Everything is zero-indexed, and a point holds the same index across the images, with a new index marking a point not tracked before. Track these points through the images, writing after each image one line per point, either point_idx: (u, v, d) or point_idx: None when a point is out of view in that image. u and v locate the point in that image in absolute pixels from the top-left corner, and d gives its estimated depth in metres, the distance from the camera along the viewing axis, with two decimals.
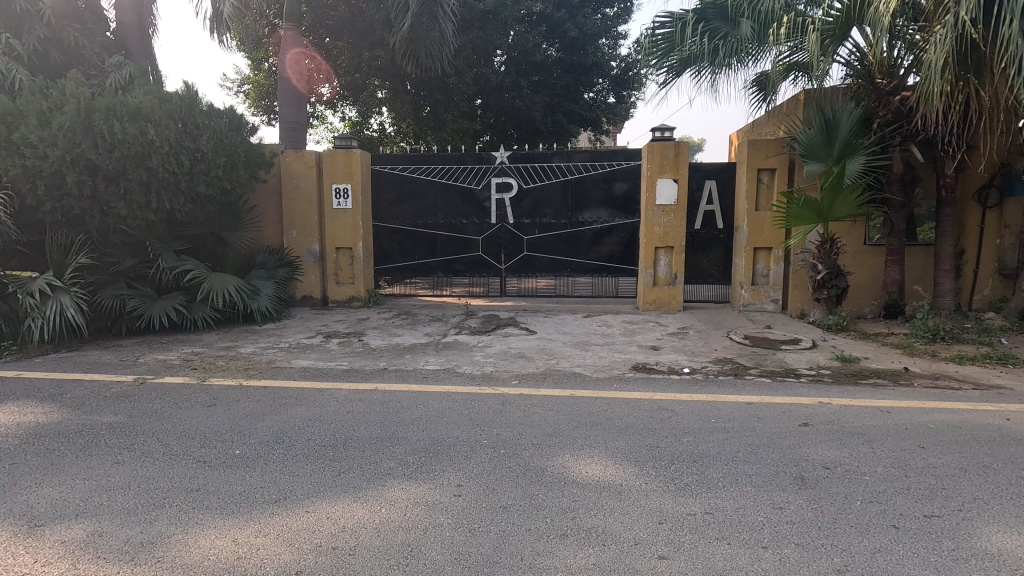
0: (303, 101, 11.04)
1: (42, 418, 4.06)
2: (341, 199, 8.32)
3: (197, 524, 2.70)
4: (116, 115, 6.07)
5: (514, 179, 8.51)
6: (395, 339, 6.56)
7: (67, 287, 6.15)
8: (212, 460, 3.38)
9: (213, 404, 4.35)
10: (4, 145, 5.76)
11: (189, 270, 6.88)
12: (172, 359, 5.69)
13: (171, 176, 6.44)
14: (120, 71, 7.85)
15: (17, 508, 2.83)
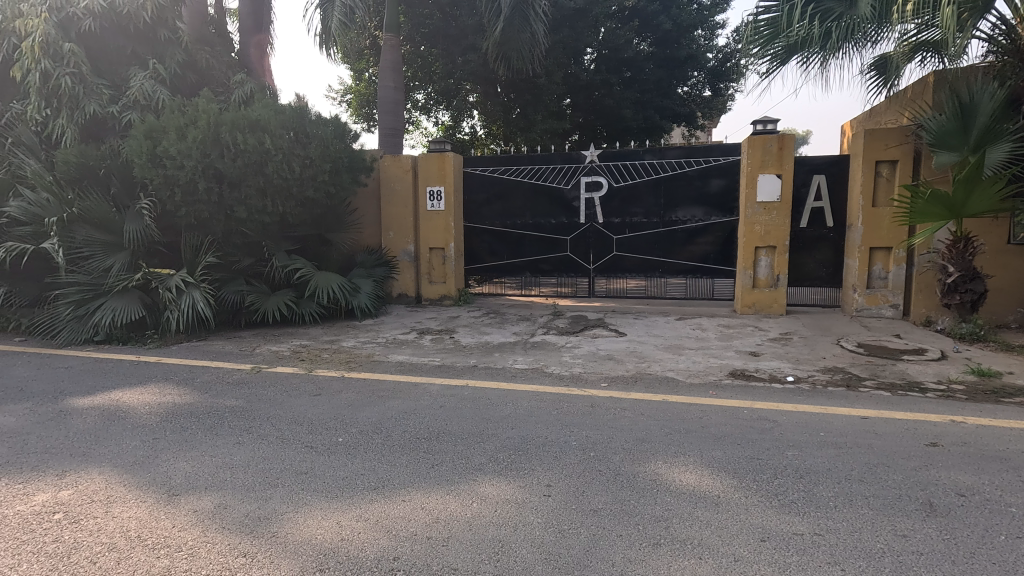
0: (400, 108, 11.58)
1: (178, 399, 4.58)
2: (435, 201, 8.62)
3: (306, 505, 2.90)
4: (239, 127, 6.69)
5: (605, 177, 8.38)
6: (485, 337, 6.70)
7: (198, 283, 6.80)
8: (319, 446, 3.63)
9: (319, 393, 4.68)
10: (149, 158, 6.55)
11: (299, 269, 7.44)
12: (283, 350, 6.19)
13: (285, 182, 7.00)
14: (243, 88, 8.67)
15: (158, 478, 3.21)
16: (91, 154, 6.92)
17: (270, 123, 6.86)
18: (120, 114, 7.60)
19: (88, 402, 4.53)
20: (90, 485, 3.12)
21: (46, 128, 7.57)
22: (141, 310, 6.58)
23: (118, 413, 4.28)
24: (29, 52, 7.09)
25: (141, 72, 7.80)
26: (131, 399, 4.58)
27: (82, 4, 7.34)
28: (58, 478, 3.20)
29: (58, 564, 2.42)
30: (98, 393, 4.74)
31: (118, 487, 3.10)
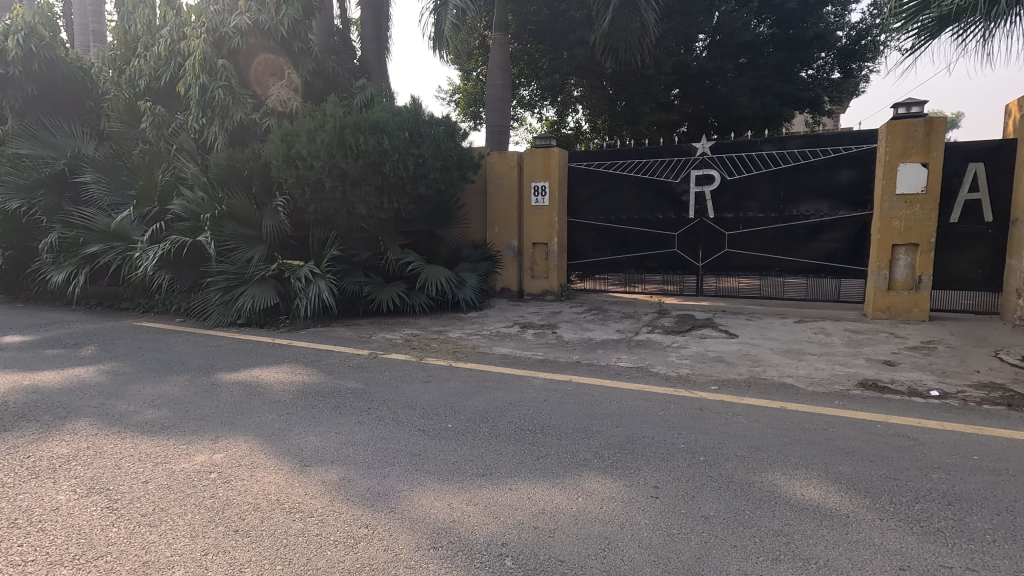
0: (507, 105, 11.80)
1: (308, 378, 5.05)
2: (540, 196, 8.69)
3: (420, 484, 3.07)
4: (361, 129, 7.18)
5: (717, 170, 7.97)
6: (587, 333, 6.66)
7: (323, 274, 7.39)
8: (430, 430, 3.82)
9: (429, 380, 4.94)
10: (285, 159, 7.24)
11: (411, 262, 7.85)
12: (396, 338, 6.57)
13: (400, 180, 7.42)
14: (365, 92, 9.30)
15: (293, 449, 3.56)
16: (237, 157, 7.78)
17: (388, 124, 7.30)
18: (261, 120, 8.46)
19: (234, 377, 5.14)
20: (238, 451, 3.53)
21: (202, 136, 8.63)
22: (275, 297, 7.30)
23: (258, 388, 4.81)
24: (191, 69, 8.11)
25: (279, 82, 8.63)
26: (268, 377, 5.13)
27: (233, 24, 8.27)
28: (213, 442, 3.66)
29: (215, 517, 2.76)
30: (242, 370, 5.35)
31: (260, 454, 3.48)
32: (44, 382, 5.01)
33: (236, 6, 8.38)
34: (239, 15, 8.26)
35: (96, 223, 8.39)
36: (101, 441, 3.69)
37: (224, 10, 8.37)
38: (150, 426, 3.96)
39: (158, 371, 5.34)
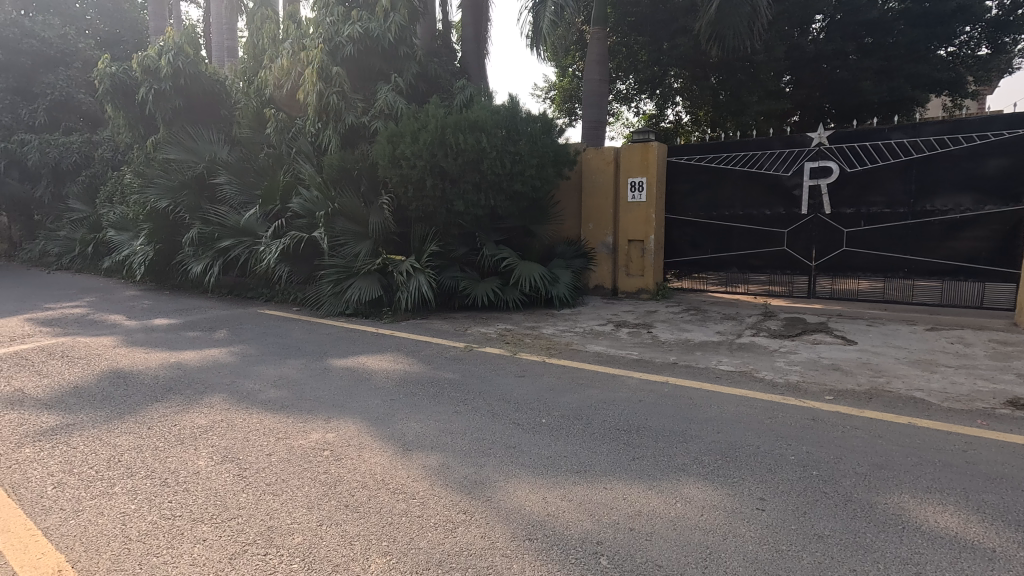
0: (604, 99, 11.62)
1: (408, 367, 5.31)
2: (637, 192, 8.48)
3: (515, 476, 3.13)
4: (461, 129, 7.41)
5: (836, 162, 7.35)
6: (686, 334, 6.41)
7: (423, 268, 7.72)
8: (524, 424, 3.87)
9: (523, 375, 5.00)
10: (390, 159, 7.64)
11: (505, 258, 7.99)
12: (490, 332, 6.71)
13: (496, 177, 7.56)
14: (465, 92, 9.57)
15: (396, 433, 3.75)
16: (348, 159, 8.32)
17: (486, 123, 7.48)
18: (369, 123, 8.98)
19: (343, 363, 5.51)
20: (347, 432, 3.79)
21: (317, 139, 9.32)
22: (379, 290, 7.74)
23: (364, 374, 5.12)
24: (310, 78, 8.79)
25: (386, 86, 9.11)
26: (373, 364, 5.44)
27: (346, 33, 8.85)
28: (326, 422, 3.96)
29: (328, 491, 2.99)
30: (351, 357, 5.73)
31: (367, 436, 3.71)
32: (186, 360, 5.67)
33: (349, 17, 8.95)
34: (352, 25, 8.84)
35: (228, 220, 9.34)
36: (232, 415, 4.11)
37: (338, 21, 8.98)
38: (272, 404, 4.35)
39: (279, 355, 5.86)
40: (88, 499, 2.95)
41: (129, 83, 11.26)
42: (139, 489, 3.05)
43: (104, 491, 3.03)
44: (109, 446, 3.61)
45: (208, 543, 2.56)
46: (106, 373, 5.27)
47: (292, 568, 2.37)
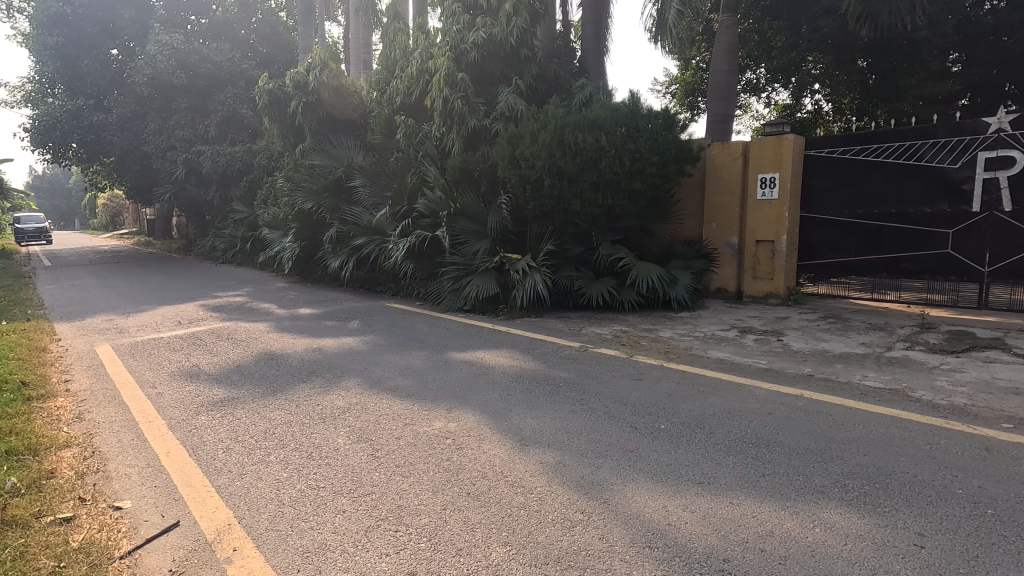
0: (733, 91, 10.96)
1: (524, 364, 5.41)
2: (768, 189, 7.88)
3: (633, 481, 3.05)
4: (580, 127, 7.40)
5: (1020, 151, 6.35)
6: (822, 344, 5.85)
7: (539, 267, 7.80)
8: (642, 429, 3.76)
9: (640, 378, 4.87)
10: (510, 161, 7.84)
11: (622, 258, 7.85)
12: (605, 333, 6.63)
13: (615, 175, 7.43)
14: (584, 91, 9.51)
15: (513, 428, 3.84)
16: (470, 160, 8.65)
17: (606, 121, 7.40)
18: (490, 125, 9.27)
19: (462, 356, 5.75)
20: (468, 422, 3.95)
21: (442, 142, 9.81)
22: (496, 287, 7.96)
23: (482, 368, 5.31)
24: (437, 85, 9.27)
25: (508, 89, 9.35)
26: (490, 360, 5.62)
27: (470, 39, 9.22)
28: (448, 412, 4.16)
29: (451, 478, 3.13)
30: (469, 351, 5.97)
31: (486, 428, 3.84)
32: (326, 347, 6.25)
33: (474, 24, 9.33)
34: (476, 31, 9.21)
35: (362, 220, 10.16)
36: (366, 399, 4.47)
37: (464, 29, 9.38)
38: (399, 391, 4.66)
39: (404, 345, 6.26)
40: (250, 465, 3.37)
41: (282, 98, 12.66)
42: (290, 459, 3.42)
43: (262, 459, 3.44)
44: (266, 419, 4.09)
45: (347, 514, 2.80)
46: (261, 354, 5.99)
47: (419, 546, 2.52)
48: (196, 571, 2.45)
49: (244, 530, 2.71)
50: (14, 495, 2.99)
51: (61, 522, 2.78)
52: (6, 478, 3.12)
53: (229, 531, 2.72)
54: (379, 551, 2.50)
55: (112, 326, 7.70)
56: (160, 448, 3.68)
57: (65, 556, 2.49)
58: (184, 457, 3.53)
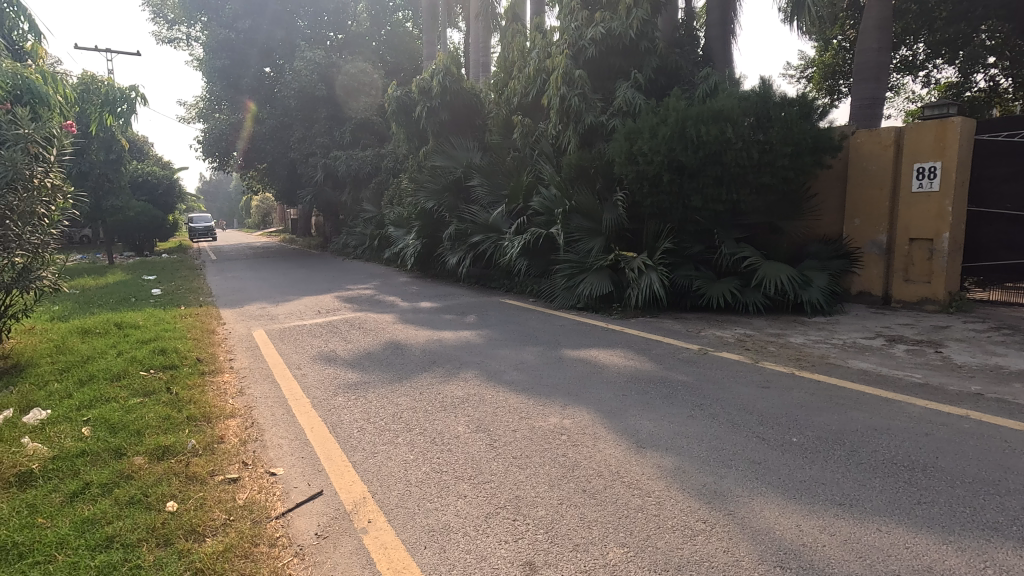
0: (884, 71, 9.79)
1: (639, 365, 5.28)
2: (926, 180, 6.96)
3: (762, 495, 2.86)
4: (704, 120, 7.06)
5: None
6: (994, 359, 5.05)
7: (655, 266, 7.56)
8: (770, 440, 3.51)
9: (767, 386, 4.53)
10: (627, 156, 7.68)
11: (748, 257, 7.36)
12: (727, 337, 6.26)
13: (741, 169, 6.99)
14: (708, 81, 9.03)
15: (629, 428, 3.77)
16: (586, 157, 8.60)
17: (733, 112, 6.98)
18: (607, 121, 9.13)
19: (576, 354, 5.74)
20: (582, 420, 3.95)
21: (557, 141, 9.85)
22: (610, 285, 7.84)
23: (596, 367, 5.26)
24: (554, 83, 9.32)
25: (626, 83, 9.15)
26: (605, 359, 5.55)
27: (589, 36, 9.18)
28: (562, 408, 4.19)
29: (566, 473, 3.15)
30: (582, 349, 5.96)
31: (601, 427, 3.81)
32: (445, 339, 6.57)
33: (593, 19, 9.25)
34: (595, 27, 9.14)
35: (479, 218, 10.52)
36: (483, 391, 4.63)
37: (583, 25, 9.34)
38: (515, 385, 4.77)
39: (518, 340, 6.40)
40: (381, 445, 3.65)
41: (408, 103, 13.46)
42: (415, 443, 3.65)
43: (392, 440, 3.71)
44: (393, 404, 4.40)
45: (469, 499, 2.93)
46: (388, 343, 6.45)
47: (537, 538, 2.57)
48: (338, 536, 2.70)
49: (377, 504, 2.94)
50: (194, 455, 3.51)
51: (229, 481, 3.21)
52: (188, 440, 3.67)
53: (364, 503, 2.97)
54: (498, 538, 2.59)
55: (265, 313, 8.72)
56: (305, 424, 4.11)
57: (233, 510, 2.87)
58: (325, 433, 3.92)
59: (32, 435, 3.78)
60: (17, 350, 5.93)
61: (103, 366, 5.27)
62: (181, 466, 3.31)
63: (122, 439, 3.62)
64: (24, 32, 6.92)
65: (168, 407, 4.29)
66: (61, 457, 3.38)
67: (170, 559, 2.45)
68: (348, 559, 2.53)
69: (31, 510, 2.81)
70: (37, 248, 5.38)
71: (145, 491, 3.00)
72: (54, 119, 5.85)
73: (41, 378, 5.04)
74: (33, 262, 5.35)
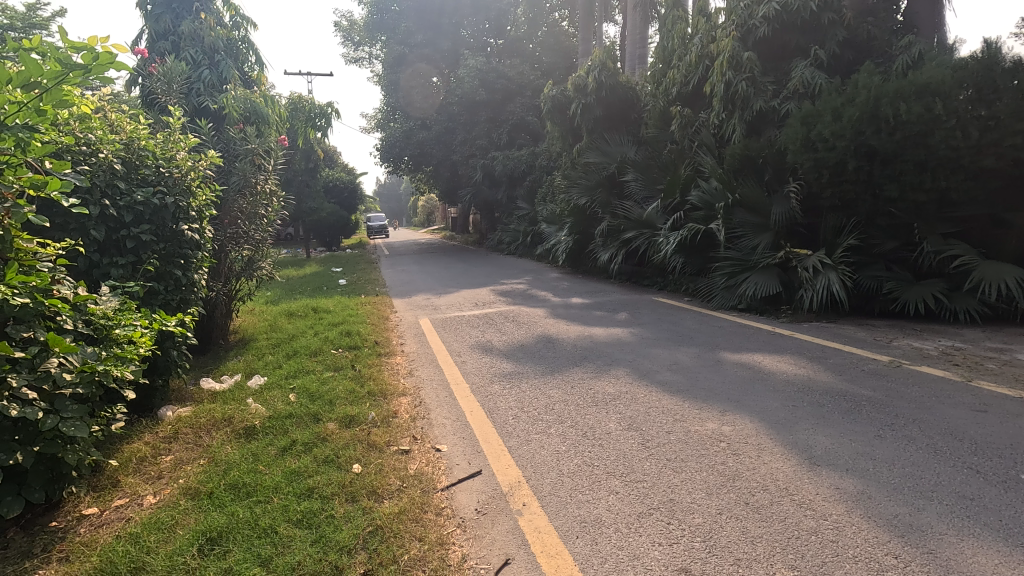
0: None
1: (811, 373, 4.77)
2: None
3: (975, 537, 2.41)
4: (904, 96, 6.10)
5: None
6: None
7: (835, 265, 6.73)
8: (988, 474, 2.94)
9: (984, 410, 3.78)
10: (804, 143, 6.94)
11: (959, 256, 6.21)
12: (928, 349, 5.35)
13: (953, 152, 5.91)
14: (910, 51, 7.79)
15: (801, 443, 3.42)
16: (753, 146, 7.95)
17: (943, 85, 5.94)
18: (780, 106, 8.34)
19: (737, 358, 5.34)
20: (745, 428, 3.68)
21: (721, 130, 9.24)
22: (778, 286, 7.16)
23: (761, 373, 4.84)
24: (718, 68, 8.76)
25: (804, 62, 8.27)
26: (771, 365, 5.08)
27: (761, 14, 8.45)
28: (722, 414, 3.94)
29: (727, 483, 2.97)
30: (745, 353, 5.53)
31: (767, 438, 3.51)
32: (596, 335, 6.56)
33: None
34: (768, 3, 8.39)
35: (632, 213, 10.29)
36: (636, 389, 4.55)
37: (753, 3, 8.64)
38: (670, 386, 4.61)
39: (673, 340, 6.16)
40: (536, 433, 3.78)
41: (563, 102, 13.58)
42: (567, 435, 3.72)
43: (545, 430, 3.82)
44: (545, 395, 4.52)
45: (620, 496, 2.92)
46: (541, 336, 6.64)
47: (693, 545, 2.47)
48: (495, 514, 2.87)
49: (531, 490, 3.06)
50: (374, 426, 3.98)
51: (402, 452, 3.58)
52: (369, 412, 4.18)
53: (519, 487, 3.11)
54: (652, 539, 2.54)
55: (429, 304, 9.49)
56: (465, 407, 4.41)
57: (407, 478, 3.21)
58: (484, 417, 4.17)
59: (254, 397, 4.58)
60: (243, 327, 7.22)
61: (304, 344, 6.20)
62: (364, 435, 3.78)
63: (319, 406, 4.24)
64: (252, 64, 8.37)
65: (353, 381, 4.92)
66: (274, 416, 4.06)
67: (356, 513, 2.81)
68: (505, 538, 2.67)
69: (255, 458, 3.42)
70: (258, 243, 6.51)
71: (337, 452, 3.48)
72: (272, 135, 6.98)
73: (259, 350, 6.09)
74: (256, 255, 6.49)
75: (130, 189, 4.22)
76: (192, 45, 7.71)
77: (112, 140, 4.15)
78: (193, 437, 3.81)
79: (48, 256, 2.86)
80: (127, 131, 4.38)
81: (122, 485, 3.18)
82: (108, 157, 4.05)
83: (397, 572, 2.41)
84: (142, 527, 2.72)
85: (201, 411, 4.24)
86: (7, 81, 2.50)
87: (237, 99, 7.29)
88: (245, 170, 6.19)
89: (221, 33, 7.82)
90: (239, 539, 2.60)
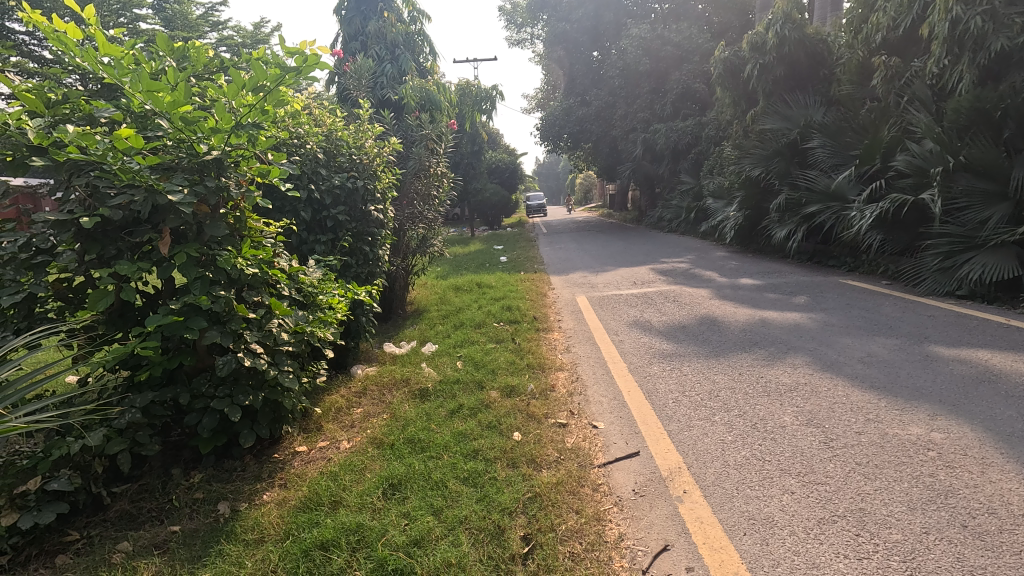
0: None
1: None
2: None
3: None
4: None
5: None
6: None
7: None
8: None
9: None
10: None
11: None
12: None
13: None
14: None
15: None
16: (987, 96, 6.53)
17: None
18: None
19: (952, 353, 4.48)
20: (963, 437, 3.07)
21: (941, 79, 7.69)
22: (1018, 268, 5.81)
23: (988, 374, 3.98)
24: (942, 4, 7.24)
25: None
26: (1002, 364, 4.15)
27: None
28: (930, 418, 3.34)
29: (936, 499, 2.52)
30: (964, 348, 4.60)
31: (995, 452, 2.90)
32: (770, 319, 5.96)
33: None
34: None
35: (818, 184, 9.10)
36: (817, 380, 4.08)
37: None
38: (860, 380, 4.02)
39: (866, 329, 5.35)
40: (699, 420, 3.58)
41: (737, 63, 12.39)
42: (734, 424, 3.46)
43: (708, 417, 3.60)
44: (710, 380, 4.25)
45: (796, 496, 2.64)
46: (704, 318, 6.24)
47: (890, 564, 2.15)
48: (654, 498, 2.79)
49: (692, 477, 2.92)
50: (533, 397, 4.12)
51: (559, 425, 3.65)
52: (528, 384, 4.33)
53: (679, 473, 2.98)
54: (836, 549, 2.26)
55: (586, 281, 9.48)
56: (622, 386, 4.34)
57: (564, 451, 3.27)
58: (641, 398, 4.06)
59: (427, 361, 5.04)
60: (417, 299, 7.93)
61: (469, 316, 6.62)
62: (524, 405, 3.94)
63: (483, 375, 4.51)
64: (427, 54, 9.01)
65: (514, 354, 5.14)
66: (444, 380, 4.42)
67: (516, 478, 2.95)
68: (663, 523, 2.59)
69: (428, 417, 3.76)
70: (431, 222, 7.07)
71: (499, 419, 3.68)
72: (443, 121, 7.45)
73: (431, 320, 6.65)
74: (429, 233, 7.07)
75: (329, 175, 4.82)
76: (378, 42, 8.54)
77: (316, 132, 4.82)
78: (378, 394, 4.31)
79: (271, 234, 3.43)
80: (327, 124, 5.04)
81: (324, 429, 3.73)
82: (312, 147, 4.70)
83: (555, 540, 2.48)
84: (340, 466, 3.17)
85: (385, 371, 4.78)
86: (242, 87, 2.99)
87: (414, 89, 7.90)
88: (421, 155, 6.71)
89: (400, 28, 8.51)
90: (415, 488, 2.88)
